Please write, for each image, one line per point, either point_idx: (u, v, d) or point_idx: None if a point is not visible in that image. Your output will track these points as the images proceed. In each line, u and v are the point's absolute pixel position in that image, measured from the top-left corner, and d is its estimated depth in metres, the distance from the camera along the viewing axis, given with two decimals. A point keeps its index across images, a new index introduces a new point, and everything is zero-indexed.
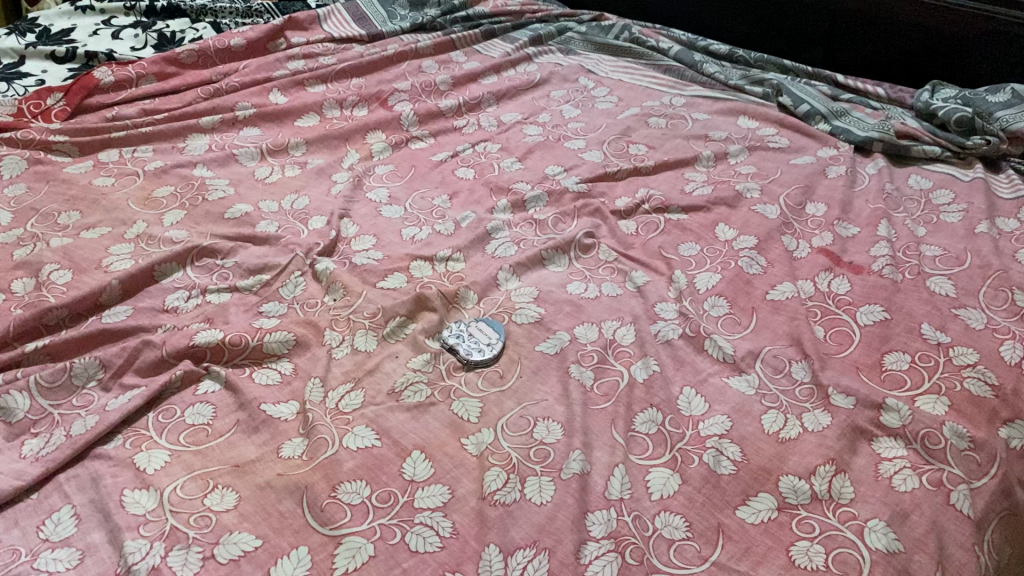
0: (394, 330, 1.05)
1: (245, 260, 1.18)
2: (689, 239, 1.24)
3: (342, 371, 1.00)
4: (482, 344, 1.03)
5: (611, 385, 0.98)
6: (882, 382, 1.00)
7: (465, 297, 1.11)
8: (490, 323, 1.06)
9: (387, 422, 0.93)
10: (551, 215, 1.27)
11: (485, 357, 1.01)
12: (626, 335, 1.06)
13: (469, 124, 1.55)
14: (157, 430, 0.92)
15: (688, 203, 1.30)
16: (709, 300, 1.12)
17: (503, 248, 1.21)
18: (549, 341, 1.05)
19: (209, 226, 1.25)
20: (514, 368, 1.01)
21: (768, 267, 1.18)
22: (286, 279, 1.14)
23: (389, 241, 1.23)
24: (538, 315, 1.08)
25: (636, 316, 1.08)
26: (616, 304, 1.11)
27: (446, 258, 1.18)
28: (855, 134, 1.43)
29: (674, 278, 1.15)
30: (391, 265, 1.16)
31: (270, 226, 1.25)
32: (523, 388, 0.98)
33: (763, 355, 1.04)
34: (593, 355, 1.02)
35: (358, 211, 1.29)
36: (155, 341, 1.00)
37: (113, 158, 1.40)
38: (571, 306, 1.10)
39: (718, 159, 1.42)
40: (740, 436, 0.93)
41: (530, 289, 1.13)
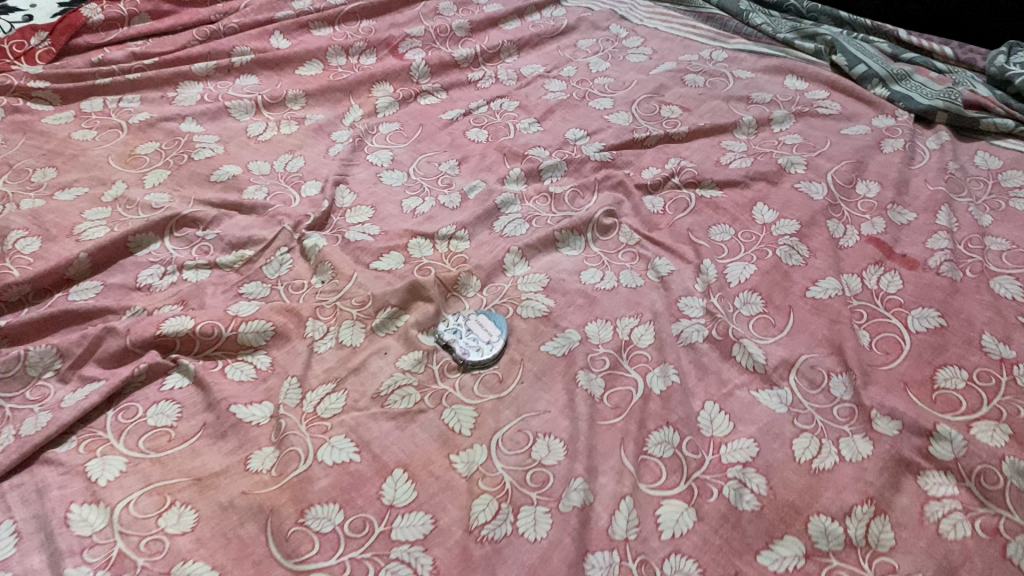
0: (384, 322, 0.94)
1: (229, 231, 1.07)
2: (722, 220, 1.10)
3: (324, 369, 0.89)
4: (481, 342, 0.92)
5: (623, 397, 0.87)
6: (933, 404, 0.88)
7: (467, 284, 1.00)
8: (491, 317, 0.95)
9: (368, 432, 0.84)
10: (569, 189, 1.14)
11: (483, 358, 0.90)
12: (644, 337, 0.94)
13: (486, 78, 1.41)
14: (116, 432, 0.83)
15: (723, 178, 1.16)
16: (741, 295, 1.00)
17: (513, 226, 1.08)
18: (555, 340, 0.93)
19: (193, 191, 1.14)
20: (516, 371, 0.90)
21: (810, 258, 1.04)
22: (271, 256, 1.03)
23: (388, 213, 1.11)
24: (547, 309, 0.97)
25: (656, 312, 0.96)
26: (635, 296, 0.99)
27: (449, 236, 1.07)
28: (916, 102, 1.27)
29: (702, 268, 1.02)
30: (387, 243, 1.05)
31: (258, 191, 1.13)
32: (525, 397, 0.88)
33: (798, 365, 0.92)
34: (605, 359, 0.91)
35: (356, 177, 1.17)
36: (119, 328, 0.90)
37: (97, 107, 1.29)
38: (584, 298, 0.98)
39: (760, 125, 1.27)
40: (767, 465, 0.82)
41: (541, 276, 1.01)
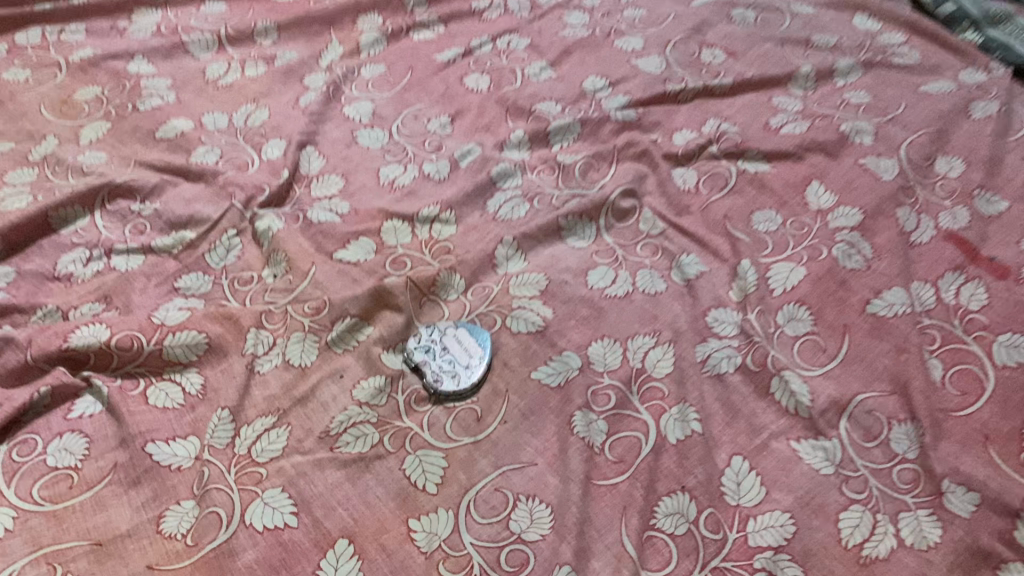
0: (341, 336, 0.77)
1: (170, 206, 0.89)
2: (766, 204, 0.90)
3: (264, 397, 0.73)
4: (457, 365, 0.75)
5: (629, 448, 0.70)
6: (1020, 468, 0.69)
7: (448, 285, 0.82)
8: (472, 332, 0.78)
9: (310, 486, 0.68)
10: (581, 158, 0.94)
11: (460, 389, 0.74)
12: (661, 364, 0.76)
13: (494, 7, 1.19)
14: (6, 476, 0.68)
15: (771, 147, 0.95)
16: (785, 309, 0.81)
17: (510, 208, 0.90)
18: (549, 366, 0.76)
19: (134, 151, 0.96)
20: (498, 407, 0.73)
21: (874, 260, 0.84)
22: (217, 241, 0.86)
23: (360, 184, 0.93)
24: (542, 323, 0.79)
25: (677, 332, 0.78)
26: (652, 307, 0.80)
27: (431, 219, 0.88)
28: (1016, 53, 1.03)
29: (739, 271, 0.83)
30: (356, 226, 0.87)
31: (209, 154, 0.96)
32: (507, 444, 0.71)
33: (852, 409, 0.73)
34: (610, 394, 0.74)
35: (327, 136, 0.99)
36: (20, 339, 0.74)
37: (34, 40, 1.10)
38: (589, 308, 0.80)
39: (820, 78, 1.05)
40: (805, 550, 0.65)
41: (539, 278, 0.83)
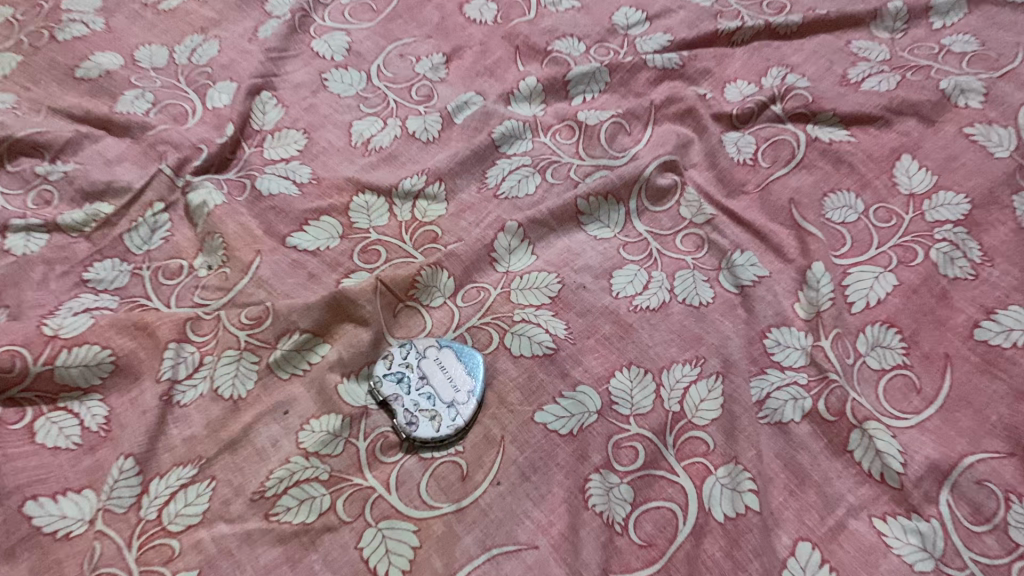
0: (288, 357, 0.60)
1: (86, 169, 0.71)
2: (844, 184, 0.70)
3: (184, 439, 0.56)
4: (438, 404, 0.58)
5: (662, 526, 0.53)
6: None
7: (431, 287, 0.64)
8: (461, 355, 0.60)
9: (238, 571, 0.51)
10: (609, 117, 0.74)
11: (440, 436, 0.57)
12: (704, 408, 0.58)
13: None
14: None
15: (851, 108, 0.74)
16: (868, 331, 0.62)
17: (518, 185, 0.70)
18: (559, 406, 0.58)
19: (48, 92, 0.77)
20: (489, 460, 0.56)
21: (984, 266, 0.64)
22: (139, 219, 0.68)
23: (326, 144, 0.74)
24: (552, 345, 0.61)
25: (727, 360, 0.60)
26: (695, 325, 0.62)
27: (414, 193, 0.70)
28: None
29: (811, 278, 0.64)
30: (319, 200, 0.69)
31: (139, 100, 0.77)
32: (499, 515, 0.54)
33: (957, 478, 0.54)
34: (638, 448, 0.56)
35: (289, 79, 0.79)
36: None
37: None
38: (613, 325, 0.62)
39: (914, 16, 0.83)
40: None
41: (551, 278, 0.65)
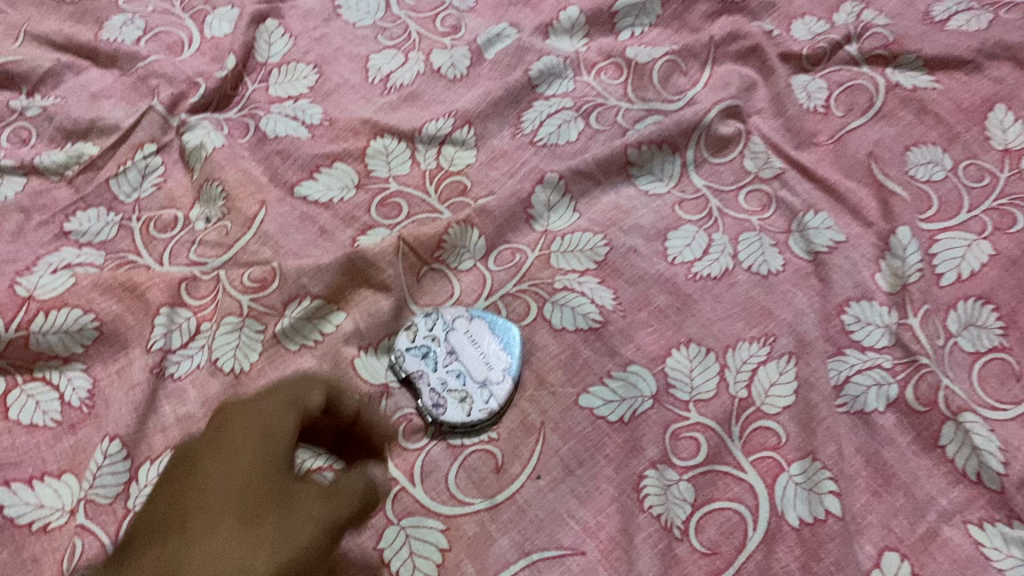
0: (297, 326, 0.52)
1: (68, 104, 0.63)
2: (928, 137, 0.61)
3: (178, 419, 0.49)
4: (470, 384, 0.51)
5: (728, 532, 0.46)
6: None
7: (459, 247, 0.56)
8: (494, 328, 0.52)
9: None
10: (662, 55, 0.65)
11: (472, 422, 0.50)
12: (775, 394, 0.50)
13: None
14: None
15: (937, 49, 0.64)
16: (960, 308, 0.53)
17: (557, 130, 0.61)
18: (608, 389, 0.50)
19: (26, 17, 0.68)
20: (527, 449, 0.49)
21: None
22: (128, 161, 0.60)
23: (339, 80, 0.66)
24: (599, 317, 0.53)
25: (801, 339, 0.52)
26: (764, 298, 0.54)
27: (440, 138, 0.61)
28: None
29: (895, 245, 0.56)
30: (331, 144, 0.61)
31: (128, 27, 0.68)
32: (539, 514, 0.47)
33: None
34: (699, 440, 0.49)
35: (298, 6, 0.70)
36: None
37: None
38: (669, 296, 0.54)
39: None
40: None
41: (596, 239, 0.56)
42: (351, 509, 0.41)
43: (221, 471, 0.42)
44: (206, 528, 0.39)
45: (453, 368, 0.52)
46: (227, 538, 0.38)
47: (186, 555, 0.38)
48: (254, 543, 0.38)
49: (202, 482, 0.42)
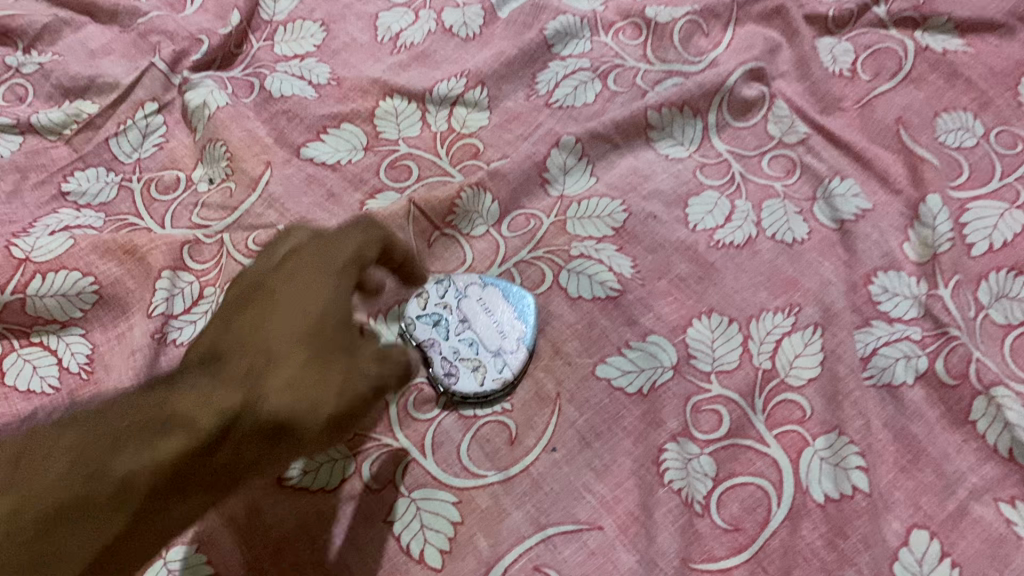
0: None
1: (66, 61, 0.61)
2: (959, 102, 0.59)
3: None
4: (483, 353, 0.49)
5: (751, 507, 0.44)
6: None
7: (472, 212, 0.54)
8: (508, 296, 0.50)
9: (255, 528, 0.43)
10: (683, 14, 0.63)
11: (485, 392, 0.48)
12: (799, 366, 0.48)
13: None
14: None
15: (969, 11, 0.62)
16: (992, 279, 0.51)
17: (574, 92, 0.59)
18: (626, 359, 0.49)
19: None
20: (542, 420, 0.47)
21: None
22: (128, 121, 0.58)
23: (347, 39, 0.63)
24: (617, 285, 0.51)
25: (827, 310, 0.50)
26: (788, 267, 0.52)
27: (452, 99, 0.59)
28: None
29: (924, 214, 0.54)
30: (339, 104, 0.59)
31: None
32: (555, 488, 0.45)
33: None
34: (721, 413, 0.47)
35: None
36: None
37: None
38: (689, 264, 0.52)
39: None
40: None
41: (614, 205, 0.54)
42: (394, 373, 0.34)
43: (293, 298, 0.37)
44: (273, 358, 0.36)
45: (465, 337, 0.50)
46: (296, 375, 0.35)
47: (258, 378, 0.36)
48: (310, 391, 0.34)
49: (272, 307, 0.38)
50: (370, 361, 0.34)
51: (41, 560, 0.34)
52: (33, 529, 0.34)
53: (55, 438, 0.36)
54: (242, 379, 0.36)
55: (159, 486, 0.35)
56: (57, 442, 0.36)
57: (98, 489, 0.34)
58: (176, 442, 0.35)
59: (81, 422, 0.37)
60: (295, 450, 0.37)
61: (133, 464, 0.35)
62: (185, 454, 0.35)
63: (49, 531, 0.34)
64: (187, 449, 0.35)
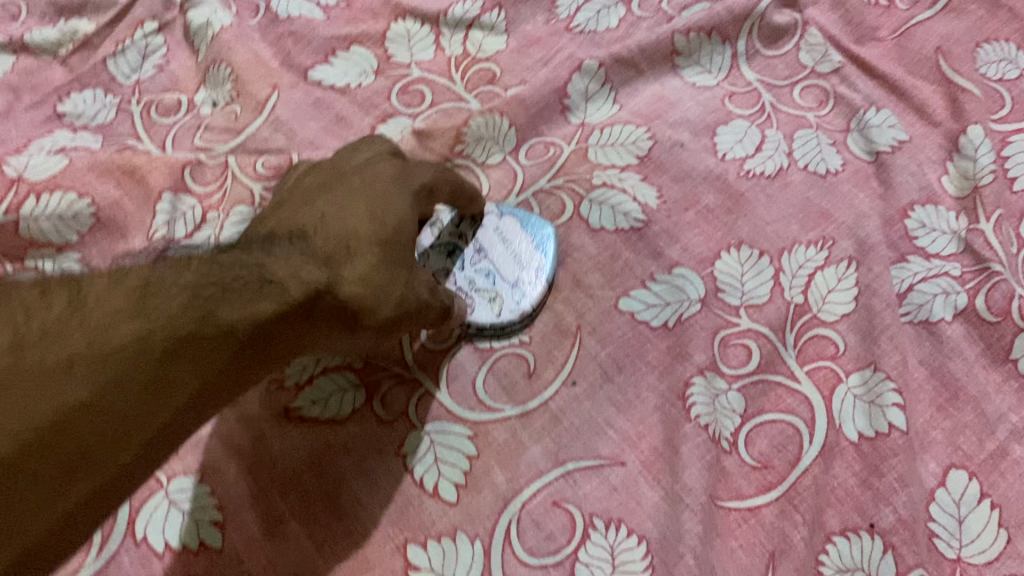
0: None
1: None
2: (1002, 33, 0.55)
3: None
4: (500, 284, 0.47)
5: (780, 444, 0.42)
6: None
7: (484, 140, 0.52)
8: (525, 226, 0.48)
9: (261, 460, 0.41)
10: None
11: (503, 324, 0.46)
12: (833, 301, 0.46)
13: None
14: None
15: None
16: None
17: (596, 16, 0.57)
18: (650, 292, 0.46)
19: None
20: (561, 351, 0.45)
21: None
22: (127, 40, 0.55)
23: None
24: (642, 215, 0.49)
25: (863, 243, 0.48)
26: (821, 199, 0.49)
27: (467, 22, 0.56)
28: None
29: (964, 146, 0.51)
30: (349, 26, 0.56)
31: None
32: (575, 423, 0.43)
33: None
34: (751, 347, 0.45)
35: None
36: None
37: None
38: (718, 195, 0.50)
39: None
40: None
41: (639, 132, 0.52)
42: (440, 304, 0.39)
43: (375, 200, 0.37)
44: (354, 250, 0.35)
45: (481, 267, 0.48)
46: (373, 274, 0.35)
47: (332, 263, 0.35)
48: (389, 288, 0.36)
49: (348, 199, 0.37)
50: (423, 291, 0.38)
51: (150, 391, 0.29)
52: (148, 361, 0.28)
53: (156, 271, 0.30)
54: (318, 262, 0.35)
55: (255, 338, 0.31)
56: (170, 274, 0.30)
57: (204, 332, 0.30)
58: (271, 302, 0.32)
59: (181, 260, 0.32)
60: (333, 345, 0.36)
61: (237, 313, 0.31)
62: (277, 317, 0.32)
63: (154, 371, 0.28)
64: (280, 313, 0.32)
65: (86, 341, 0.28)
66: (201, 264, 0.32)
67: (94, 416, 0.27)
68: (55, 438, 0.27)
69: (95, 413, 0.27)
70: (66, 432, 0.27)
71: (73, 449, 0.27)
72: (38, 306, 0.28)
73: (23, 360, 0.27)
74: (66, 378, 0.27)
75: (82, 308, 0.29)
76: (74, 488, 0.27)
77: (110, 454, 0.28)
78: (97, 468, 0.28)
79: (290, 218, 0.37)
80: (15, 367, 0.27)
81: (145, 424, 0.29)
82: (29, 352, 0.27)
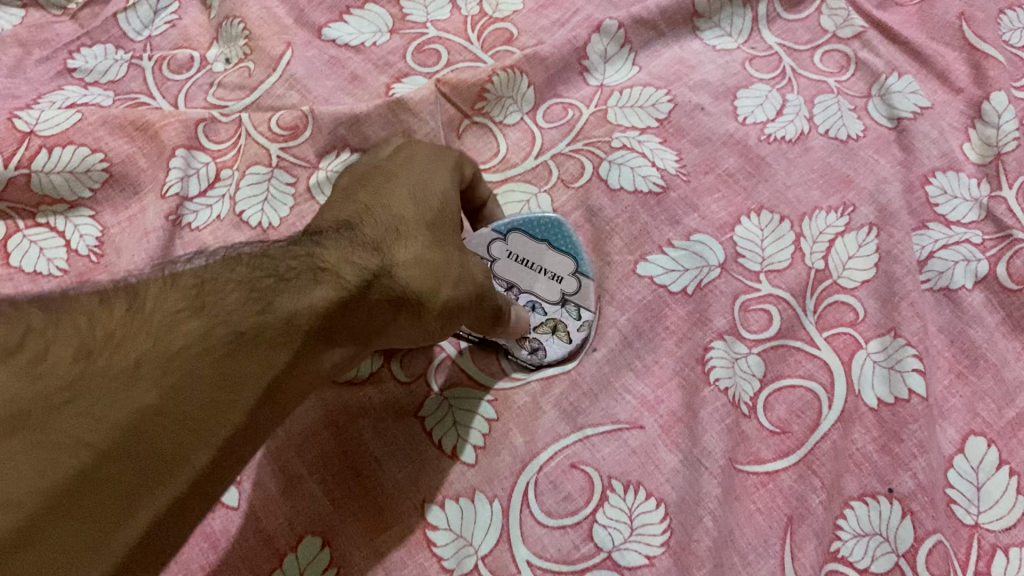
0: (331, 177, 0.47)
1: None
2: None
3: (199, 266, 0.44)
4: (555, 309, 0.45)
5: (799, 409, 0.42)
6: None
7: (502, 101, 0.51)
8: (539, 235, 0.46)
9: None
10: None
11: (573, 348, 0.44)
12: (854, 267, 0.46)
13: None
14: None
15: None
16: None
17: None
18: (670, 257, 0.46)
19: None
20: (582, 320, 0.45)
21: None
22: None
23: None
24: (661, 179, 0.48)
25: (884, 209, 0.47)
26: (841, 164, 0.49)
27: None
28: None
29: (987, 112, 0.51)
30: None
31: None
32: (593, 387, 0.42)
33: None
34: (772, 313, 0.44)
35: None
36: None
37: None
38: (738, 159, 0.49)
39: None
40: None
41: (658, 95, 0.51)
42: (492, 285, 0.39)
43: (416, 185, 0.38)
44: (403, 232, 0.36)
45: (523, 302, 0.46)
46: (425, 254, 0.36)
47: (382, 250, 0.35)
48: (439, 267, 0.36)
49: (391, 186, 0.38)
50: (479, 274, 0.38)
51: (221, 390, 0.28)
52: (212, 356, 0.28)
53: (210, 272, 0.30)
54: (370, 249, 0.35)
55: (316, 328, 0.31)
56: (224, 271, 0.30)
57: (268, 325, 0.30)
58: (327, 289, 0.32)
59: (233, 260, 0.31)
60: (399, 337, 0.36)
61: (295, 303, 0.31)
62: (335, 303, 0.32)
63: (219, 366, 0.28)
64: (338, 300, 0.32)
65: (150, 341, 0.27)
66: (252, 261, 0.32)
67: (165, 420, 0.26)
68: (131, 440, 0.25)
69: (167, 416, 0.26)
70: (142, 436, 0.26)
71: (150, 453, 0.26)
72: (99, 311, 0.28)
73: (91, 366, 0.26)
74: (132, 384, 0.26)
75: (142, 311, 0.28)
76: (155, 494, 0.26)
77: (187, 457, 0.27)
78: (177, 471, 0.26)
79: (332, 215, 0.37)
80: (85, 374, 0.26)
81: (219, 423, 0.27)
82: (96, 359, 0.26)
